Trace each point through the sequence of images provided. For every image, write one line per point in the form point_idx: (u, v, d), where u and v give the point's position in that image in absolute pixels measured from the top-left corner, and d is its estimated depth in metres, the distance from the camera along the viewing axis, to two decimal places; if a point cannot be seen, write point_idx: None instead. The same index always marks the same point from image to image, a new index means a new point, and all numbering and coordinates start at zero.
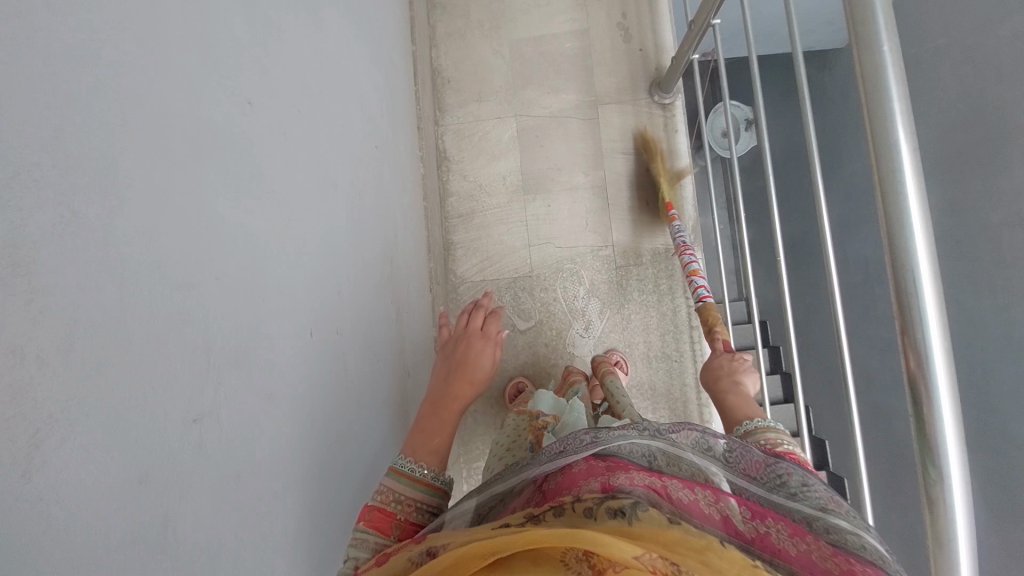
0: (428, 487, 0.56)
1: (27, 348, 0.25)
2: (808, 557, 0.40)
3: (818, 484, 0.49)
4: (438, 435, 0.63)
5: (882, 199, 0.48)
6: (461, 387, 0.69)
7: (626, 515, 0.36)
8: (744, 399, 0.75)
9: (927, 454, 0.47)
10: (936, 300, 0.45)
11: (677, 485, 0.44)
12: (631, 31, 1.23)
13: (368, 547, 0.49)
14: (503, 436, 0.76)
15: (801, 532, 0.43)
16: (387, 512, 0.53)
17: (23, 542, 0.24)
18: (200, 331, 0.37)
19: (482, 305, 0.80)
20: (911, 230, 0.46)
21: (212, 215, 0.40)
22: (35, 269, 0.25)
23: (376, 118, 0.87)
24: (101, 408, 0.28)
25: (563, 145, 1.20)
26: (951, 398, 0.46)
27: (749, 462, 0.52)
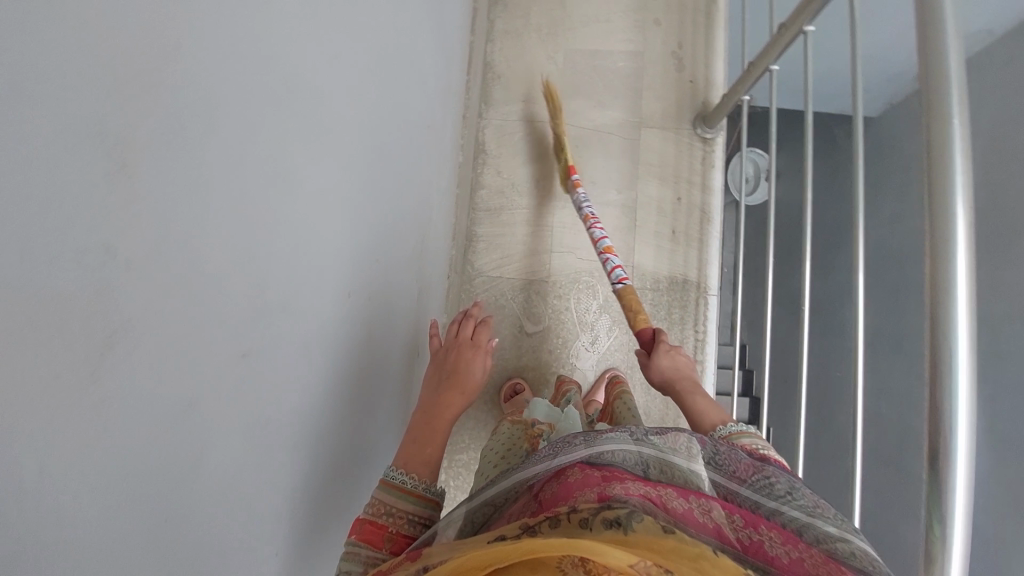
0: (419, 499, 0.59)
1: (120, 250, 0.25)
2: (800, 563, 0.41)
3: (802, 488, 0.52)
4: (430, 444, 0.67)
5: (931, 268, 0.49)
6: (452, 397, 0.73)
7: (622, 524, 0.39)
8: (708, 404, 0.81)
9: (936, 514, 0.47)
10: (969, 374, 0.46)
11: (671, 495, 0.45)
12: (685, 61, 1.24)
13: (360, 561, 0.52)
14: (499, 443, 0.76)
15: (793, 540, 0.44)
16: (378, 525, 0.56)
17: (81, 441, 0.24)
18: (260, 270, 0.37)
19: (472, 315, 0.83)
20: (956, 305, 0.47)
21: (288, 161, 0.40)
22: (140, 174, 0.26)
23: (431, 98, 0.87)
24: (170, 324, 0.28)
25: (601, 160, 1.21)
26: (967, 465, 0.46)
27: (735, 464, 0.54)
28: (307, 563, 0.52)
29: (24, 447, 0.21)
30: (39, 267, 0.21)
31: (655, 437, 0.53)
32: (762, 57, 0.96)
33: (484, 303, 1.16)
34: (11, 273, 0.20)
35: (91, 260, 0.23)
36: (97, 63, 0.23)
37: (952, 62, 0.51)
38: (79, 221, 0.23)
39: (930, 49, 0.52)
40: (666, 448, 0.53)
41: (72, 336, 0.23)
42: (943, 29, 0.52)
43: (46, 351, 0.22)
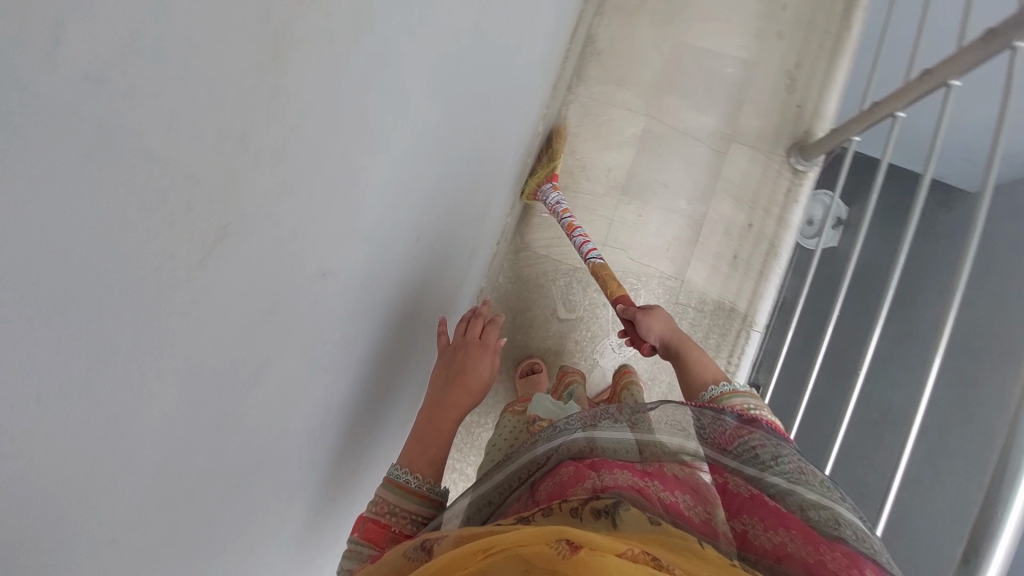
0: (419, 497, 0.69)
1: (251, 143, 0.26)
2: (781, 544, 0.47)
3: (786, 456, 0.61)
4: (433, 447, 0.74)
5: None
6: (459, 398, 0.78)
7: (611, 514, 0.43)
8: (701, 361, 0.85)
9: None
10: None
11: (659, 489, 0.51)
12: (797, 83, 1.16)
13: (361, 556, 0.61)
14: (501, 439, 0.83)
15: (777, 524, 0.50)
16: (380, 523, 0.65)
17: (181, 316, 0.26)
18: (348, 196, 0.39)
19: (481, 315, 0.83)
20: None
21: (398, 93, 0.41)
22: (282, 73, 0.27)
23: (530, 61, 0.84)
24: (268, 228, 0.31)
25: (680, 165, 1.16)
26: None
27: (721, 436, 0.63)
28: (324, 476, 0.55)
29: (140, 310, 0.24)
30: (186, 146, 0.23)
31: (640, 423, 0.62)
32: (891, 100, 0.89)
33: (525, 279, 1.15)
34: (166, 145, 0.22)
35: (228, 147, 0.25)
36: None
37: None
38: (227, 111, 0.24)
39: None
40: (648, 429, 0.61)
41: (192, 217, 0.25)
42: None
43: (172, 226, 0.24)
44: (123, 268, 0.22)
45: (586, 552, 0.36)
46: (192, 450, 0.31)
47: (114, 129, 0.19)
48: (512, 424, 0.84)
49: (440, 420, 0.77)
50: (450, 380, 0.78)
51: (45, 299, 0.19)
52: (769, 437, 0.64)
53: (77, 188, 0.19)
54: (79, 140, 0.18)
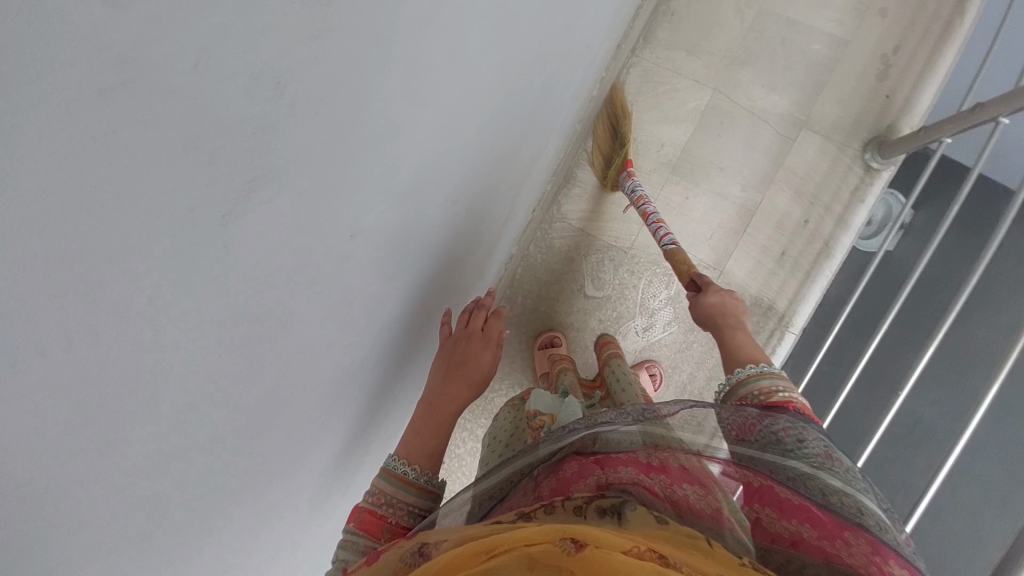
0: (417, 488, 0.67)
1: (289, 91, 0.24)
2: (798, 531, 0.47)
3: (812, 442, 0.62)
4: (432, 438, 0.73)
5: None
6: (458, 390, 0.78)
7: (620, 516, 0.42)
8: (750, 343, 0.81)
9: None
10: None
11: (668, 484, 0.49)
12: (891, 69, 1.04)
13: (358, 548, 0.59)
14: (501, 432, 0.84)
15: (793, 512, 0.50)
16: (377, 515, 0.63)
17: (199, 269, 0.25)
18: (388, 152, 0.37)
19: (484, 307, 0.84)
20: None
21: (453, 42, 0.38)
22: (328, 12, 0.24)
23: (597, 17, 0.77)
24: (299, 181, 0.29)
25: (740, 147, 1.07)
26: None
27: (742, 426, 0.62)
28: (340, 425, 0.56)
29: (156, 262, 0.23)
30: (215, 89, 0.21)
31: (651, 415, 0.60)
32: (998, 103, 0.79)
33: (556, 250, 1.12)
34: (197, 87, 0.20)
35: (263, 94, 0.23)
36: None
37: None
38: (260, 52, 0.22)
39: None
40: (663, 423, 0.59)
41: (218, 171, 0.23)
42: None
43: (196, 179, 0.22)
44: (139, 218, 0.21)
45: (593, 550, 0.32)
46: (205, 399, 0.31)
47: (140, 64, 0.17)
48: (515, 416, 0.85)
49: (439, 412, 0.76)
50: (452, 371, 0.79)
51: (49, 245, 0.18)
52: (794, 421, 0.65)
53: (94, 128, 0.17)
54: (95, 74, 0.16)
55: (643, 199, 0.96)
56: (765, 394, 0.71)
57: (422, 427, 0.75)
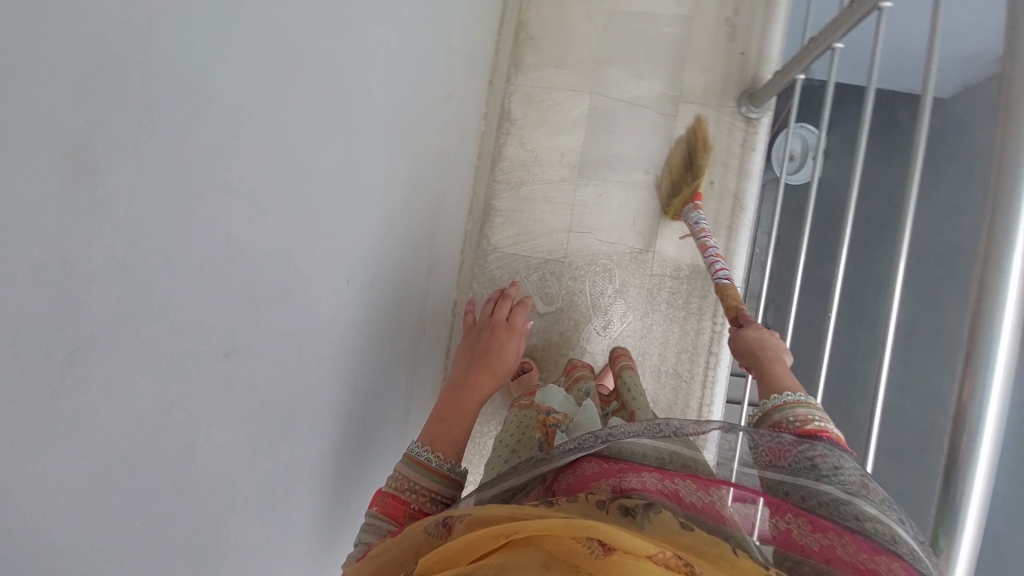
0: (442, 478, 0.66)
1: (80, 262, 0.24)
2: (829, 551, 0.45)
3: (848, 470, 0.55)
4: (456, 429, 0.75)
5: (981, 270, 0.45)
6: (484, 376, 0.85)
7: (637, 516, 0.42)
8: (787, 370, 0.76)
9: (943, 523, 0.46)
10: (1007, 380, 0.44)
11: (690, 489, 0.48)
12: (738, 30, 1.12)
13: (378, 532, 0.58)
14: (509, 434, 0.82)
15: (824, 526, 0.47)
16: (400, 501, 0.62)
17: (45, 458, 0.25)
18: (250, 267, 0.37)
19: (509, 297, 0.96)
20: (1004, 309, 0.44)
21: (285, 147, 0.39)
22: (102, 178, 0.24)
23: (455, 67, 0.82)
24: (138, 334, 0.28)
25: (631, 135, 1.13)
26: (983, 483, 0.45)
27: (776, 451, 0.54)
28: (303, 532, 0.55)
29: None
30: None
31: (682, 428, 0.51)
32: (825, 34, 0.86)
33: (498, 281, 1.14)
34: None
35: (50, 277, 0.23)
36: (70, 70, 0.22)
37: None
38: (32, 246, 0.22)
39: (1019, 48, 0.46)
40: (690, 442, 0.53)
41: (29, 364, 0.23)
42: None
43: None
44: None
45: (619, 555, 0.34)
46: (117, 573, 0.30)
47: None
48: (523, 416, 0.83)
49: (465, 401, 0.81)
50: (475, 362, 0.87)
51: None
52: (831, 446, 0.57)
53: None
54: None
55: (705, 232, 1.01)
56: (800, 422, 0.66)
57: (445, 415, 0.77)
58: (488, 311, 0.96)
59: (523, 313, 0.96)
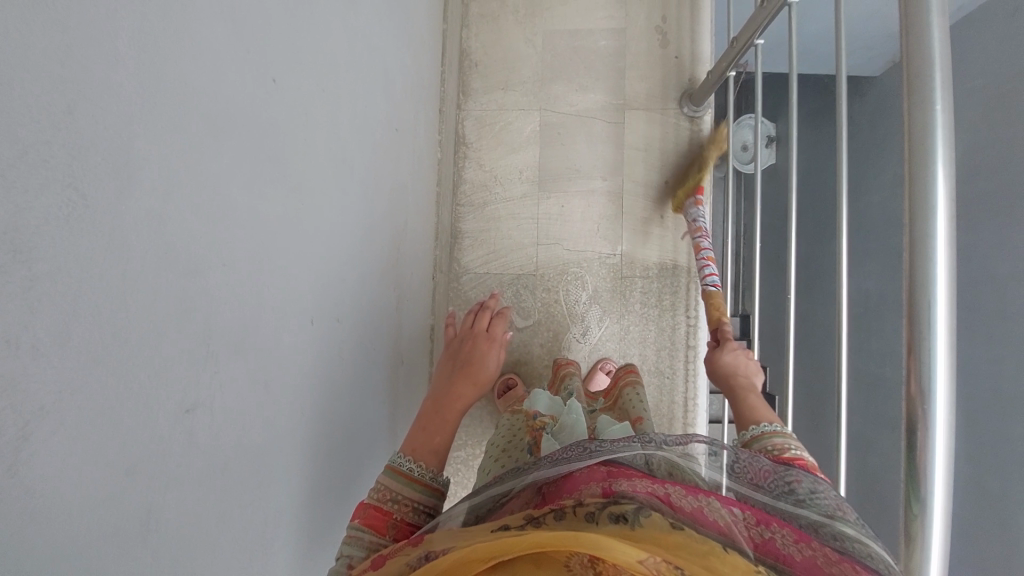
0: (423, 487, 0.65)
1: (22, 338, 0.24)
2: (812, 561, 0.44)
3: (824, 491, 0.55)
4: (438, 434, 0.74)
5: (910, 235, 0.48)
6: (463, 386, 0.83)
7: (628, 520, 0.43)
8: (761, 402, 0.77)
9: (913, 488, 0.47)
10: (948, 337, 0.46)
11: (680, 494, 0.48)
12: (669, 35, 1.18)
13: (362, 545, 0.57)
14: (500, 436, 0.82)
15: (807, 539, 0.46)
16: (382, 511, 0.61)
17: (6, 540, 0.24)
18: (203, 321, 0.37)
19: (489, 308, 0.97)
20: (934, 271, 0.47)
21: (226, 201, 0.39)
22: (35, 255, 0.25)
23: (400, 101, 0.84)
24: (91, 401, 0.28)
25: (584, 145, 1.17)
26: (945, 442, 0.46)
27: (756, 471, 0.57)
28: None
29: None
30: None
31: (674, 440, 0.56)
32: (747, 31, 0.91)
33: (472, 301, 1.16)
34: None
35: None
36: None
37: (934, 47, 0.49)
38: None
39: (912, 29, 0.50)
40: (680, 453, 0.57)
41: None
42: (926, 7, 0.50)
43: None
44: None
45: None
46: None
47: None
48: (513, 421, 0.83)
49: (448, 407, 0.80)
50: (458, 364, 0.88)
51: None
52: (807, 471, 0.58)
53: None
54: None
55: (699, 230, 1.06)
56: (778, 451, 0.66)
57: (429, 424, 0.76)
58: (469, 323, 0.97)
59: (502, 323, 0.97)
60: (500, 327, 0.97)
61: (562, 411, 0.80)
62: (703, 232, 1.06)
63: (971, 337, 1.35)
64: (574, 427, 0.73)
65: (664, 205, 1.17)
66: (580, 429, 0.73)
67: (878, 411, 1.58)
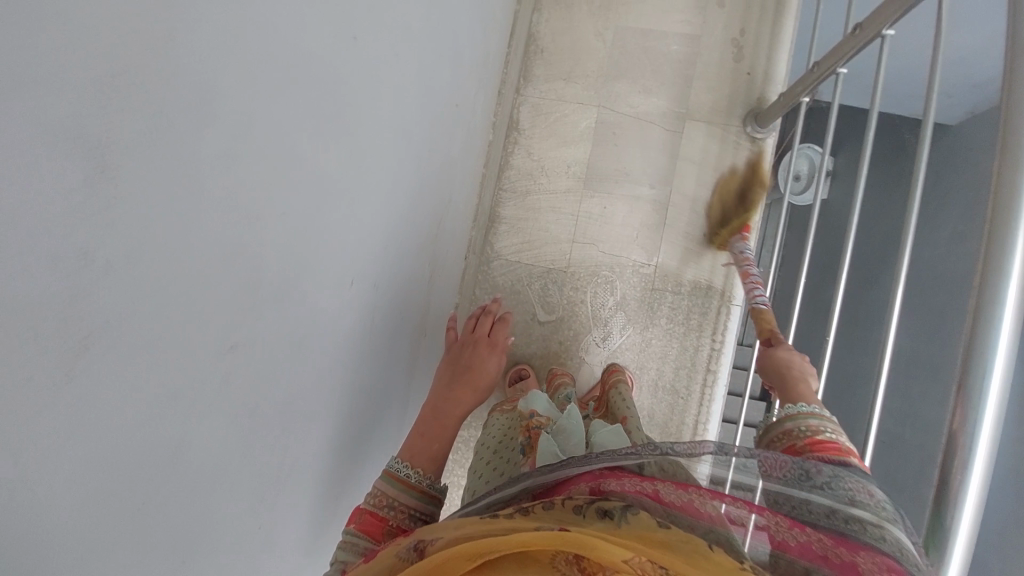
0: (419, 494, 0.67)
1: (97, 254, 0.25)
2: (808, 547, 0.45)
3: (848, 478, 0.54)
4: (437, 442, 0.75)
5: (977, 297, 0.46)
6: (464, 393, 0.84)
7: (614, 518, 0.42)
8: (808, 391, 0.76)
9: (932, 541, 0.45)
10: (999, 409, 0.44)
11: (669, 489, 0.47)
12: (744, 50, 1.14)
13: (356, 549, 0.57)
14: (492, 437, 0.83)
15: (801, 526, 0.47)
16: (377, 517, 0.62)
17: (52, 441, 0.25)
18: (255, 266, 0.38)
19: (490, 311, 0.98)
20: (997, 338, 0.44)
21: (293, 150, 0.40)
22: (119, 176, 0.25)
23: (464, 76, 0.84)
24: (146, 324, 0.29)
25: (638, 150, 1.15)
26: (976, 512, 0.44)
27: (772, 461, 0.52)
28: (291, 530, 0.55)
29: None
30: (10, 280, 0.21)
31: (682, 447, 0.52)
32: (830, 57, 0.86)
33: (500, 288, 1.16)
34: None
35: (66, 266, 0.24)
36: (95, 73, 0.23)
37: None
38: (53, 237, 0.23)
39: (1017, 80, 0.47)
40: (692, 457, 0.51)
41: (44, 344, 0.24)
42: None
43: (13, 360, 0.22)
44: None
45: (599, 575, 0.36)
46: (110, 553, 0.31)
47: None
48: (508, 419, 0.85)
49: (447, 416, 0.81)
50: (458, 375, 0.87)
51: None
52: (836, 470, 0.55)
53: None
54: None
55: (749, 264, 1.03)
56: (811, 433, 0.66)
57: (426, 431, 0.77)
58: (471, 328, 0.97)
59: (504, 329, 0.98)
60: (503, 331, 0.98)
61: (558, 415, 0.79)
62: (750, 266, 1.03)
63: None
64: (572, 434, 0.71)
65: (709, 223, 1.14)
66: (580, 437, 0.71)
67: (889, 469, 1.53)
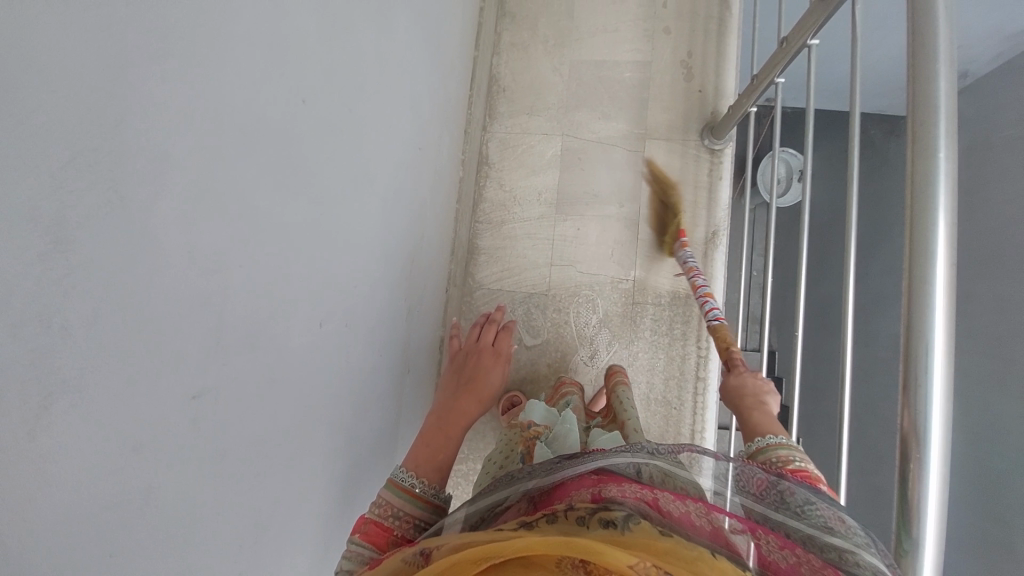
0: (424, 503, 0.66)
1: (55, 318, 0.27)
2: (796, 568, 0.44)
3: (821, 504, 0.52)
4: (441, 453, 0.75)
5: (909, 279, 0.48)
6: (468, 403, 0.85)
7: (618, 525, 0.43)
8: (767, 418, 0.77)
9: (904, 529, 0.46)
10: (945, 385, 0.45)
11: (668, 499, 0.49)
12: (694, 71, 1.21)
13: (361, 558, 0.58)
14: (498, 452, 0.81)
15: (791, 546, 0.47)
16: (382, 528, 0.62)
17: (20, 497, 0.27)
18: (216, 317, 0.40)
19: (494, 320, 1.01)
20: (933, 315, 0.46)
21: (248, 208, 0.43)
22: (74, 246, 0.28)
23: (426, 121, 0.89)
24: (107, 379, 0.31)
25: (604, 172, 1.19)
26: (940, 491, 0.45)
27: (753, 481, 0.55)
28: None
29: None
30: None
31: (665, 450, 0.56)
32: (766, 70, 0.92)
33: None
34: None
35: (26, 333, 0.26)
36: (46, 158, 0.26)
37: (942, 95, 0.49)
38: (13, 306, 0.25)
39: (921, 77, 0.51)
40: (674, 460, 0.56)
41: (8, 407, 0.26)
42: (936, 56, 0.50)
43: None
44: None
45: None
46: None
47: None
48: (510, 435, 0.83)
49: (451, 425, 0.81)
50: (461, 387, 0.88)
51: None
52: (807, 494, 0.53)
53: None
54: None
55: (695, 271, 1.06)
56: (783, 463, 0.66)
57: (430, 438, 0.78)
58: (475, 335, 1.00)
59: (508, 338, 1.01)
60: (506, 340, 1.00)
61: (556, 421, 0.81)
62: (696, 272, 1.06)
63: (985, 391, 1.32)
64: (566, 437, 0.75)
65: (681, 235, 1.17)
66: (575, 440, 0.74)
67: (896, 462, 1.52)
